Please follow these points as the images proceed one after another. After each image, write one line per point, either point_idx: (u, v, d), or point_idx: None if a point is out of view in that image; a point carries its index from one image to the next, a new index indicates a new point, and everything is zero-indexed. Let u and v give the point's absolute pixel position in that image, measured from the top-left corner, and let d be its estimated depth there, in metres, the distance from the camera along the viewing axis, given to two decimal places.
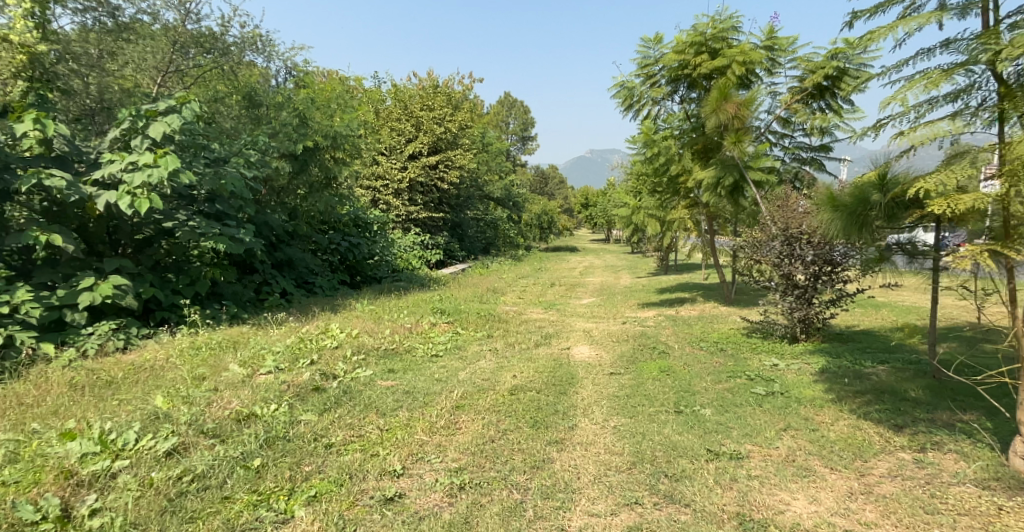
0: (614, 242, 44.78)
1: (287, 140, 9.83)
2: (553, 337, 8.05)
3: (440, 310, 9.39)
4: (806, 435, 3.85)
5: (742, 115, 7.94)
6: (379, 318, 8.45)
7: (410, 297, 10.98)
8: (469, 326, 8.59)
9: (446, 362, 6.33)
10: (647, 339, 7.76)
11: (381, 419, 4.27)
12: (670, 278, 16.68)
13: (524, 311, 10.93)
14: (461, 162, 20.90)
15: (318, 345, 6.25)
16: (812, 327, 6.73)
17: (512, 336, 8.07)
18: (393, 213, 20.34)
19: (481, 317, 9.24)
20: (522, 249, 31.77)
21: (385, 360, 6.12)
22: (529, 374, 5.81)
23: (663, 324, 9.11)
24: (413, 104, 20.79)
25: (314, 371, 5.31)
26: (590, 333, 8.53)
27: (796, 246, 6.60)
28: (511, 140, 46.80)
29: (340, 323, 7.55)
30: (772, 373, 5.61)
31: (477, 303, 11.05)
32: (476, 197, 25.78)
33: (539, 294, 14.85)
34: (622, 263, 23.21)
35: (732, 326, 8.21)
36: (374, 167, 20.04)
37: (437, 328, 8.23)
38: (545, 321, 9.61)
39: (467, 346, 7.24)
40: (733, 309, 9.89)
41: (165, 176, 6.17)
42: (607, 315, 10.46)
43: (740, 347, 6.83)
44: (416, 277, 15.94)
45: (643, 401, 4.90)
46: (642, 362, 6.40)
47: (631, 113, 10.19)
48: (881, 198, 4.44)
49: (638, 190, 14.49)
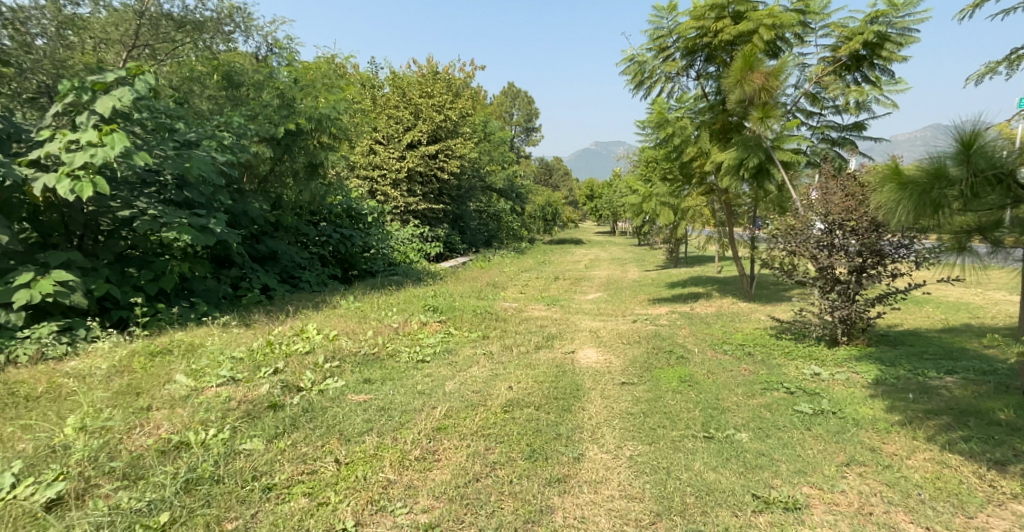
0: (619, 234, 44.02)
1: (267, 123, 8.98)
2: (556, 340, 7.22)
3: (433, 307, 8.63)
4: (876, 472, 3.18)
5: (769, 86, 7.16)
6: (368, 317, 7.72)
7: (403, 293, 10.22)
8: (464, 325, 7.82)
9: (434, 369, 5.56)
10: (663, 341, 6.94)
11: (342, 447, 3.48)
12: (679, 271, 15.84)
13: (526, 309, 10.12)
14: (462, 151, 20.05)
15: (288, 350, 5.46)
16: (855, 329, 5.98)
17: (511, 337, 7.27)
18: (390, 205, 19.50)
19: (477, 315, 8.47)
20: (525, 242, 30.90)
21: (363, 368, 5.33)
22: (529, 385, 5.01)
23: (680, 323, 8.31)
24: (412, 91, 19.93)
25: (275, 382, 4.51)
26: (597, 334, 7.70)
27: (838, 234, 5.84)
28: (515, 131, 45.81)
29: (318, 324, 6.78)
30: (814, 384, 4.81)
31: (475, 300, 10.27)
32: (477, 188, 24.93)
33: (542, 288, 14.03)
34: (628, 256, 22.38)
35: (758, 326, 7.42)
36: (371, 156, 19.18)
37: (428, 329, 7.45)
38: (548, 320, 8.79)
39: (459, 350, 6.47)
40: (755, 306, 9.11)
41: (112, 156, 5.13)
42: (616, 313, 9.64)
43: (770, 351, 6.04)
44: (414, 272, 15.15)
45: (663, 422, 4.08)
46: (661, 370, 5.58)
47: (642, 90, 9.49)
48: (964, 174, 3.72)
49: (648, 178, 13.62)
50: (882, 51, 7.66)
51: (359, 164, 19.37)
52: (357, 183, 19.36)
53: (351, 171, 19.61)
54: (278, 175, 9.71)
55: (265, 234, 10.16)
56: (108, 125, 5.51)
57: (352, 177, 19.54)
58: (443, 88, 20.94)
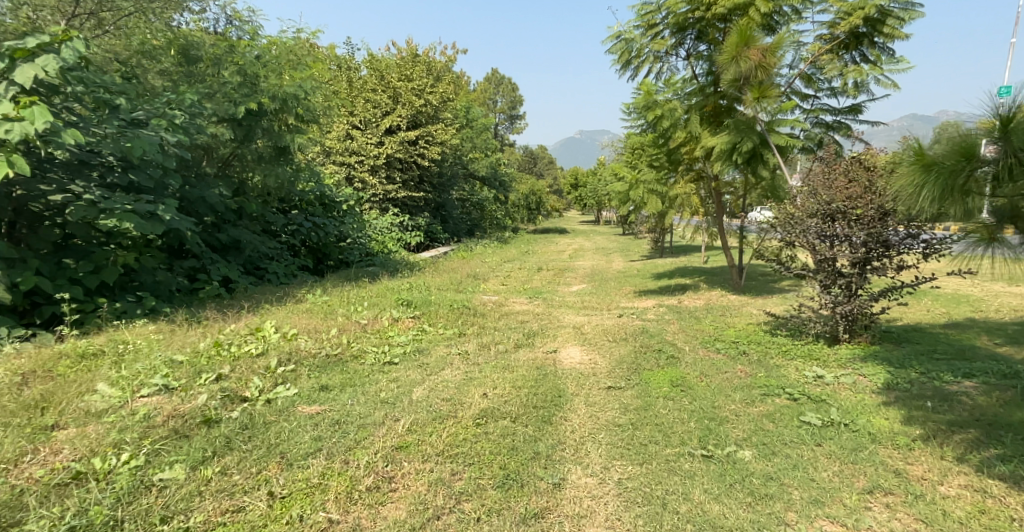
0: (603, 224, 43.64)
1: (226, 102, 8.68)
2: (537, 337, 6.72)
3: (406, 302, 8.09)
4: (908, 505, 2.82)
5: (766, 64, 6.73)
6: (335, 313, 7.18)
7: (376, 286, 9.65)
8: (438, 321, 7.30)
9: (401, 373, 5.04)
10: (652, 338, 6.45)
11: (282, 474, 3.00)
12: (665, 262, 15.39)
13: (506, 302, 9.59)
14: (443, 137, 19.46)
15: (237, 351, 4.90)
16: (857, 326, 5.49)
17: (488, 335, 6.76)
18: (368, 192, 18.84)
19: (455, 310, 7.95)
20: (509, 232, 30.33)
21: (322, 371, 4.80)
22: (507, 393, 4.52)
23: (669, 318, 7.82)
24: (390, 74, 19.28)
25: (214, 391, 3.97)
26: (581, 330, 7.21)
27: (841, 224, 5.37)
28: (499, 120, 45.12)
29: (278, 321, 6.23)
30: (818, 389, 4.34)
31: (453, 293, 9.74)
32: (459, 176, 24.32)
33: (525, 280, 13.51)
34: (614, 246, 21.97)
35: (752, 322, 6.96)
36: (348, 141, 18.46)
37: (399, 325, 6.94)
38: (529, 314, 8.28)
39: (431, 350, 5.95)
40: (747, 300, 8.65)
41: (33, 133, 4.54)
42: (601, 307, 9.14)
43: (766, 350, 5.56)
44: (391, 263, 14.55)
45: (655, 437, 3.62)
46: (650, 373, 5.10)
47: (629, 72, 9.04)
48: (997, 153, 3.32)
49: (634, 165, 13.12)
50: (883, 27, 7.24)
51: (336, 150, 18.68)
52: (333, 169, 18.70)
53: (327, 157, 18.89)
54: (239, 157, 9.29)
55: (228, 222, 9.52)
56: (28, 98, 4.89)
57: (328, 163, 18.84)
58: (423, 72, 20.32)
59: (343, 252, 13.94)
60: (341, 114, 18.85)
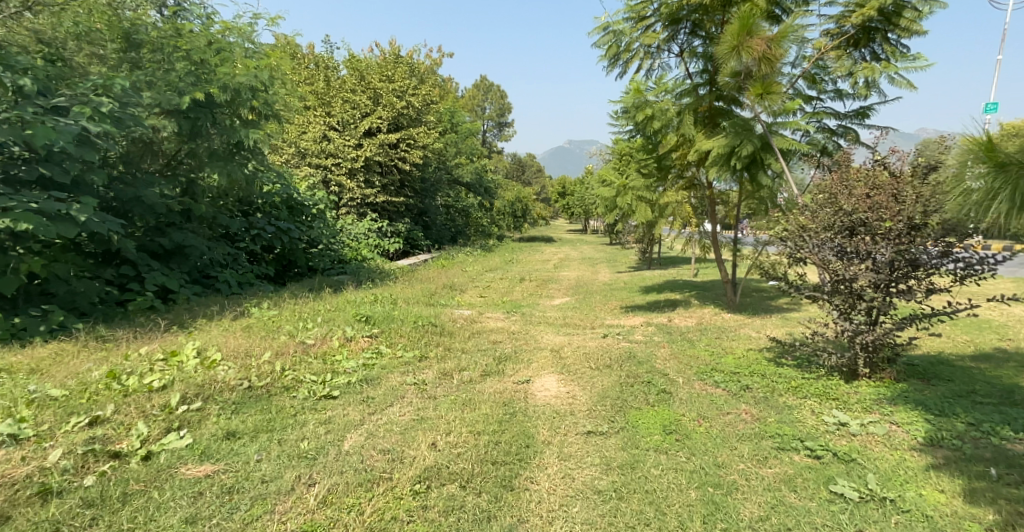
0: (592, 233, 42.93)
1: (168, 91, 7.84)
2: (507, 362, 5.88)
3: (365, 318, 7.22)
4: None
5: (771, 56, 5.97)
6: (280, 332, 6.29)
7: (336, 298, 8.77)
8: (398, 342, 6.43)
9: (337, 412, 4.19)
10: (641, 367, 5.58)
11: None
12: (654, 274, 14.60)
13: (480, 318, 8.70)
14: (424, 140, 18.65)
15: (133, 384, 4.03)
16: (879, 359, 4.62)
17: (453, 359, 5.91)
18: (345, 197, 17.82)
19: (419, 327, 7.09)
20: (494, 239, 29.42)
21: (237, 414, 3.92)
22: (463, 441, 3.66)
23: (659, 340, 6.97)
24: (370, 74, 18.46)
25: (74, 442, 3.18)
26: (560, 354, 6.34)
27: (862, 238, 4.51)
28: (487, 126, 44.31)
29: (205, 342, 5.33)
30: (843, 443, 3.50)
31: (423, 306, 8.88)
32: (443, 182, 23.45)
33: (505, 292, 12.63)
34: (601, 256, 21.19)
35: (752, 348, 6.15)
36: (324, 143, 17.42)
37: (352, 347, 6.07)
38: (504, 332, 7.43)
39: (381, 378, 5.09)
40: (744, 320, 7.85)
41: None
42: (584, 325, 8.28)
43: (772, 385, 4.74)
44: (363, 271, 13.64)
45: (646, 517, 2.90)
46: (639, 416, 4.24)
47: (617, 69, 8.25)
48: None
49: (622, 172, 12.32)
50: (899, 19, 6.47)
51: (311, 152, 17.50)
52: (308, 172, 17.39)
53: (301, 159, 17.88)
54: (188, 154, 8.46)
55: (173, 225, 8.61)
56: None
57: (303, 165, 17.70)
58: (405, 73, 19.53)
59: (311, 259, 13.00)
60: (318, 114, 17.84)
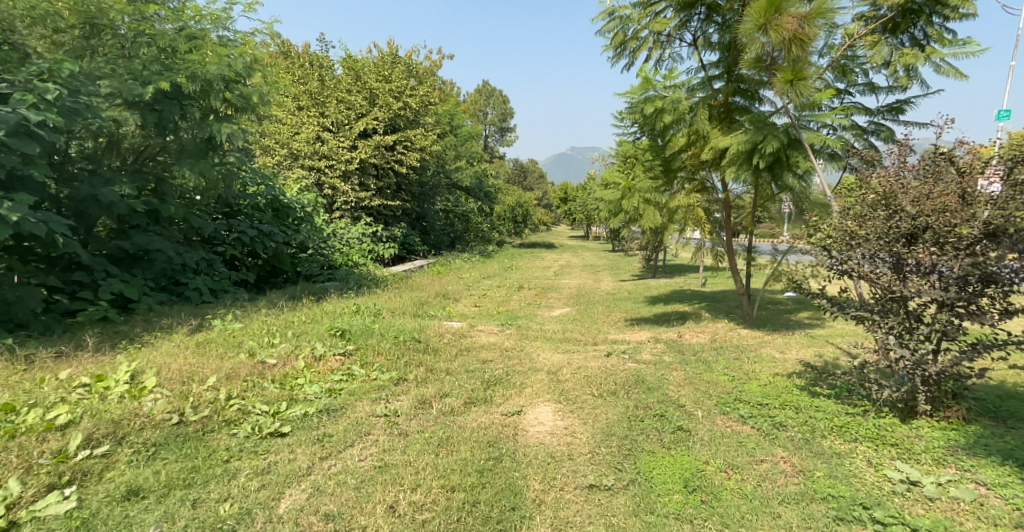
0: (594, 240, 42.18)
1: (129, 80, 7.05)
2: (496, 387, 5.12)
3: (341, 331, 6.46)
4: None
5: (804, 36, 5.24)
6: (240, 350, 5.52)
7: (314, 309, 8.02)
8: (374, 361, 5.66)
9: (282, 456, 3.43)
10: (653, 396, 4.77)
11: None
12: (660, 283, 13.83)
13: (473, 332, 7.92)
14: (422, 142, 17.92)
15: (28, 421, 3.32)
16: (942, 393, 3.86)
17: (434, 383, 5.15)
18: (339, 200, 17.02)
19: (401, 343, 6.32)
20: (493, 244, 28.63)
21: (183, 464, 3.24)
22: (430, 502, 3.06)
23: (670, 361, 6.19)
24: (366, 73, 17.71)
25: None
26: (559, 377, 5.56)
27: (921, 246, 3.76)
28: (488, 130, 43.55)
29: (143, 364, 4.54)
30: (921, 514, 2.93)
31: (409, 319, 8.14)
32: (441, 186, 22.70)
33: (501, 301, 11.88)
34: (604, 263, 20.44)
35: (778, 373, 5.36)
36: (317, 145, 16.64)
37: (320, 368, 5.31)
38: (497, 349, 6.67)
39: (346, 407, 4.34)
40: (763, 336, 7.09)
41: None
42: (585, 340, 7.50)
43: (811, 423, 4.00)
44: (353, 278, 12.90)
45: None
46: (658, 468, 3.45)
47: (623, 60, 7.52)
48: None
49: (627, 174, 11.53)
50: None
51: (304, 153, 16.66)
52: (300, 174, 16.57)
53: (294, 161, 17.07)
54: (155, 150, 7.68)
55: (137, 228, 7.84)
56: None
57: (295, 167, 16.92)
58: (404, 73, 18.78)
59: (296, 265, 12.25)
60: (311, 114, 17.00)
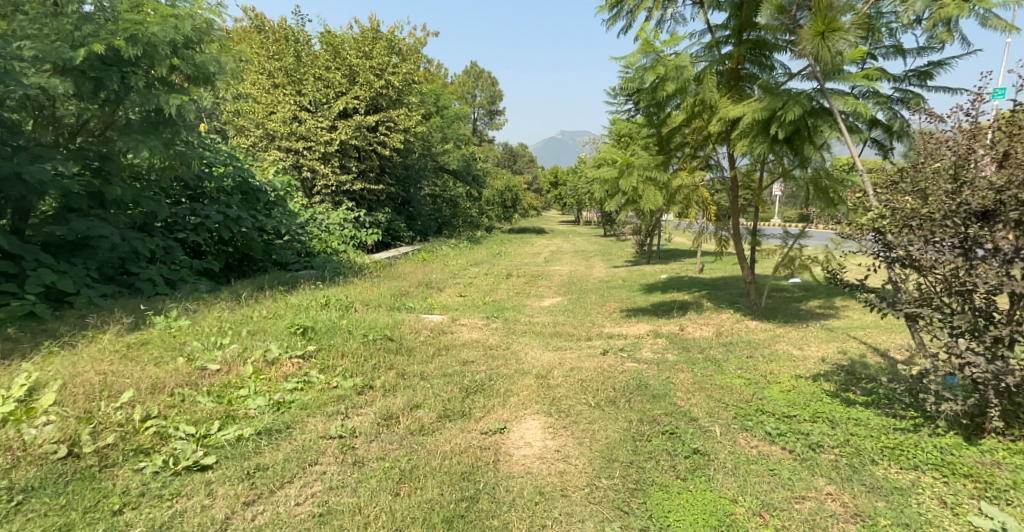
0: (584, 224, 41.49)
1: (59, 43, 6.18)
2: (477, 397, 4.43)
3: (303, 329, 5.70)
4: None
5: None
6: (179, 353, 4.76)
7: (278, 302, 7.25)
8: (337, 365, 4.93)
9: (194, 502, 2.88)
10: (660, 407, 4.06)
11: None
12: (655, 270, 13.13)
13: (455, 326, 7.19)
14: (405, 123, 17.05)
15: None
16: (1017, 407, 3.25)
17: (405, 393, 4.44)
18: (318, 184, 16.15)
19: (370, 343, 5.59)
20: (482, 229, 27.83)
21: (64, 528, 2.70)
22: None
23: (676, 359, 5.50)
24: (345, 49, 16.72)
25: None
26: (550, 381, 4.85)
27: (995, 227, 3.16)
28: (476, 113, 42.52)
29: (48, 374, 3.76)
30: None
31: (386, 312, 7.41)
32: (428, 169, 21.82)
33: (488, 289, 11.15)
34: (596, 249, 19.77)
35: (801, 375, 4.68)
36: (294, 125, 15.71)
37: (270, 375, 4.55)
38: (480, 347, 5.95)
39: (295, 426, 3.63)
40: (776, 329, 6.42)
41: None
42: (578, 335, 6.80)
43: (854, 442, 3.35)
44: (331, 265, 12.11)
45: None
46: (676, 515, 2.83)
47: (620, 21, 6.75)
48: None
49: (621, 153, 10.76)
50: None
51: (280, 134, 15.73)
52: (277, 156, 15.66)
53: (270, 142, 16.14)
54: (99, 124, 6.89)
55: (76, 212, 7.06)
56: None
57: (271, 148, 16.00)
58: (386, 49, 17.81)
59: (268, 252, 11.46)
60: (287, 93, 16.01)
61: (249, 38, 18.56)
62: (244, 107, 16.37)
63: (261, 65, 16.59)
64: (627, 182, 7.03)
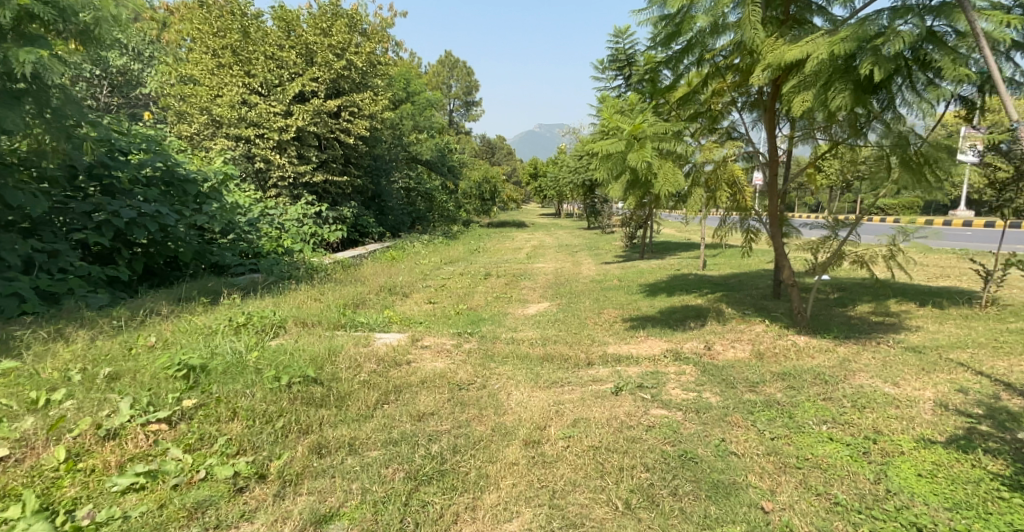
0: (566, 218, 39.84)
1: None
2: (427, 495, 2.86)
3: (188, 372, 4.12)
4: None
5: None
6: None
7: (182, 327, 5.52)
8: (217, 436, 3.31)
9: None
10: (731, 515, 2.62)
11: None
12: (654, 266, 11.51)
13: (417, 351, 5.49)
14: (370, 108, 15.26)
15: None
16: None
17: (315, 490, 2.89)
18: (273, 175, 14.23)
19: (279, 392, 3.90)
20: (459, 225, 26.05)
21: None
22: None
23: (719, 402, 3.86)
24: (301, 26, 14.81)
25: None
26: (543, 451, 3.23)
27: None
28: (452, 105, 40.71)
29: None
30: None
31: (326, 335, 5.69)
32: (400, 160, 19.99)
33: (463, 294, 9.45)
34: (581, 243, 18.11)
35: (928, 437, 3.03)
36: (241, 109, 13.80)
37: (88, 468, 2.94)
38: (445, 392, 4.25)
39: None
40: (841, 350, 4.61)
41: None
42: (574, 359, 5.18)
43: None
44: (279, 267, 10.31)
45: None
46: None
47: None
48: None
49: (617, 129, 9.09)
50: None
51: (227, 121, 13.77)
52: (224, 145, 13.73)
53: (217, 129, 14.20)
54: None
55: None
56: None
57: (218, 136, 14.11)
58: (348, 27, 15.93)
59: (210, 254, 9.71)
60: (234, 73, 14.03)
61: (192, 14, 16.53)
62: (187, 90, 14.41)
63: (204, 43, 14.58)
64: (638, 157, 5.18)
